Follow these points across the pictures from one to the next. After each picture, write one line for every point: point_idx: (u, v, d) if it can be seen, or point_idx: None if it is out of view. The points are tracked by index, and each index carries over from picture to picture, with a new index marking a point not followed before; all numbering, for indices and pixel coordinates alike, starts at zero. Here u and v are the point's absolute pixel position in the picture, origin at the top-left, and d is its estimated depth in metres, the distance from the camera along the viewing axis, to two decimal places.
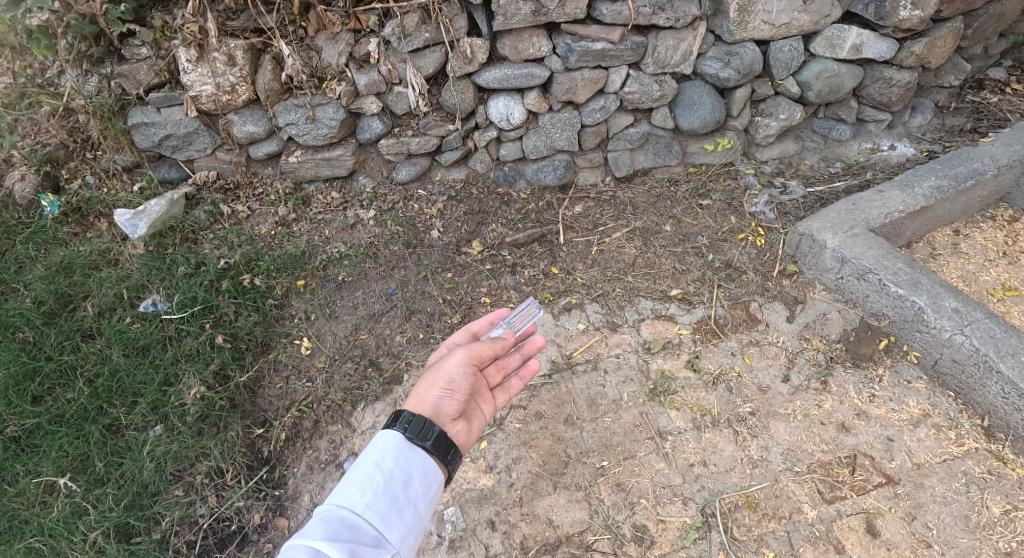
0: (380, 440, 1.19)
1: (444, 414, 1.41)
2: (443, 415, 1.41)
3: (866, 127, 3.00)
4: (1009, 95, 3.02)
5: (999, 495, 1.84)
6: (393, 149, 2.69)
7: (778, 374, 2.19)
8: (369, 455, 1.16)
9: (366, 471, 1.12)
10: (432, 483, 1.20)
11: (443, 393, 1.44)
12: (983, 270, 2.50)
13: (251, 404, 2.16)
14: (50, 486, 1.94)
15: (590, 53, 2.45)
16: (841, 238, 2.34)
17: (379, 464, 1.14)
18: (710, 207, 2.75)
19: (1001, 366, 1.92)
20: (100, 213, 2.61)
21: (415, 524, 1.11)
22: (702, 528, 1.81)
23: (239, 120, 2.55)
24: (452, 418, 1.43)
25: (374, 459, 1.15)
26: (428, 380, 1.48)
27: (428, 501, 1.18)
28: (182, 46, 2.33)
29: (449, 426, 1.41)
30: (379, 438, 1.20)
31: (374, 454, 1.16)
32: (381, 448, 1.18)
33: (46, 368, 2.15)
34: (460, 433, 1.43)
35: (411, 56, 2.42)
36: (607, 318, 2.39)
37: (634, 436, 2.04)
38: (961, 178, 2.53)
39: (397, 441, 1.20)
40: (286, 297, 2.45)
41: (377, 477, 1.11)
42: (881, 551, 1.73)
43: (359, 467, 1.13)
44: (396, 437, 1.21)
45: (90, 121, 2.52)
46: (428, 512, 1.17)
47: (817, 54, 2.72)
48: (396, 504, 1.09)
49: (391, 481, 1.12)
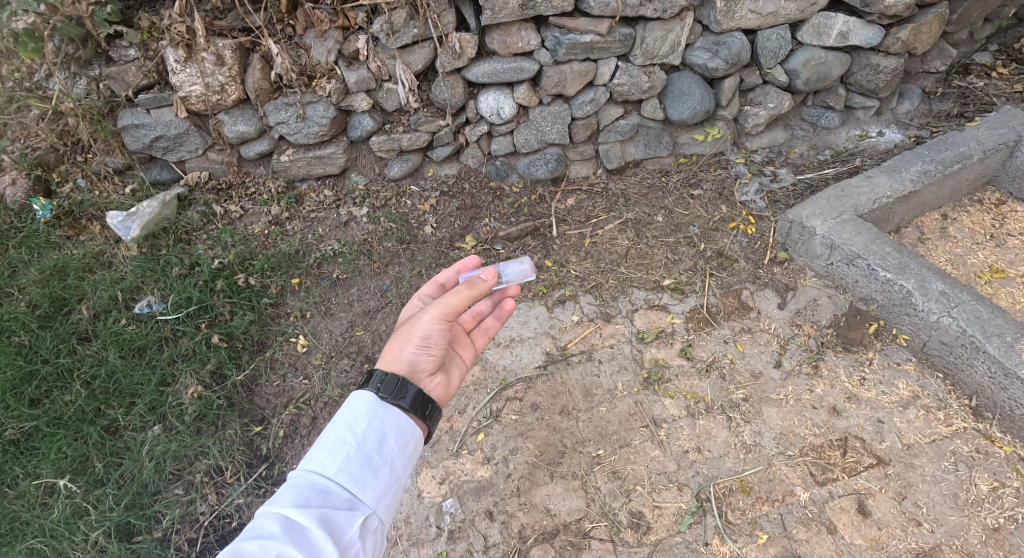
0: (354, 401, 1.21)
1: (421, 370, 1.47)
2: (421, 371, 1.47)
3: (854, 114, 3.01)
4: (995, 79, 3.06)
5: (987, 473, 1.88)
6: (385, 145, 2.70)
7: (770, 360, 2.21)
8: (343, 417, 1.18)
9: (338, 433, 1.14)
10: (409, 440, 1.23)
11: (418, 350, 1.48)
12: (971, 253, 2.53)
13: (249, 402, 2.18)
14: (50, 487, 1.95)
15: (579, 45, 2.45)
16: (830, 224, 2.37)
17: (352, 426, 1.16)
18: (701, 197, 2.78)
19: (987, 346, 1.96)
20: (92, 215, 2.62)
21: (392, 482, 1.15)
22: (697, 513, 1.84)
23: (229, 120, 2.55)
24: (429, 372, 1.50)
25: (346, 421, 1.17)
26: (405, 335, 1.50)
27: (405, 459, 1.21)
28: (170, 47, 2.32)
29: (427, 381, 1.48)
30: (353, 399, 1.22)
31: (347, 416, 1.18)
32: (355, 409, 1.19)
33: (43, 371, 2.15)
34: (437, 387, 1.51)
35: (400, 52, 2.43)
36: (601, 309, 2.41)
37: (628, 425, 2.06)
38: (948, 162, 2.55)
39: (371, 401, 1.22)
40: (281, 296, 2.46)
41: (348, 440, 1.13)
42: (872, 530, 1.77)
43: (331, 430, 1.15)
44: (370, 398, 1.23)
45: (80, 123, 2.52)
46: (406, 469, 1.20)
47: (804, 42, 2.73)
48: (368, 466, 1.12)
49: (365, 444, 1.14)
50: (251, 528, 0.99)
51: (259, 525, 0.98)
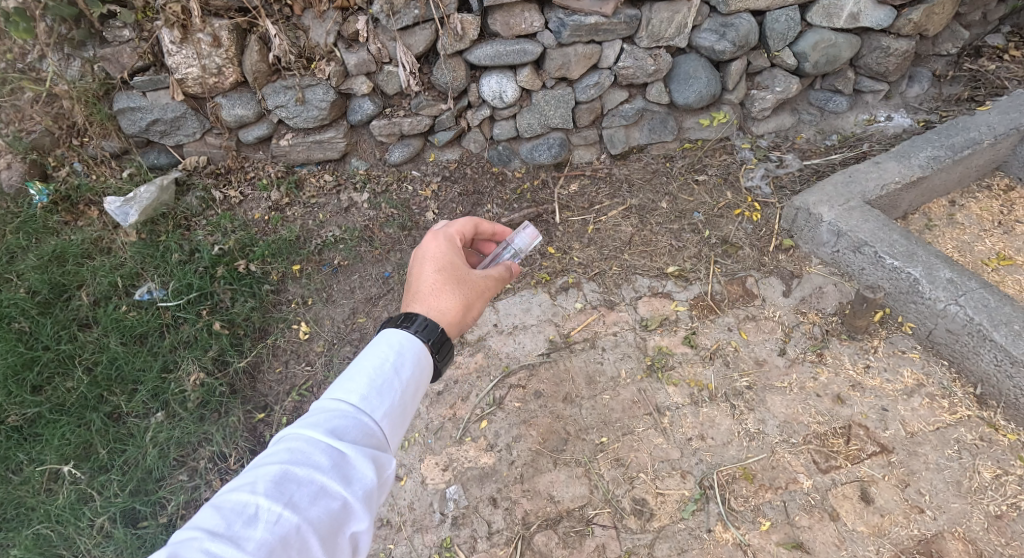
0: (396, 341, 1.13)
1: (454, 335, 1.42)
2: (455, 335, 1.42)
3: (863, 98, 2.96)
4: (1007, 62, 2.99)
5: (990, 461, 1.88)
6: (385, 130, 2.66)
7: (774, 348, 2.20)
8: (384, 353, 1.10)
9: (381, 371, 1.06)
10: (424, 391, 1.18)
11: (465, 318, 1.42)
12: (978, 240, 2.51)
13: (251, 389, 2.17)
14: (55, 473, 1.95)
15: (583, 27, 2.40)
16: (837, 211, 2.34)
17: (394, 366, 1.09)
18: (706, 183, 2.75)
19: (994, 334, 1.95)
20: (90, 201, 2.58)
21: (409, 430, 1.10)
22: (700, 500, 1.84)
23: (227, 104, 2.51)
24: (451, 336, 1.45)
25: (389, 360, 1.09)
26: (455, 281, 1.43)
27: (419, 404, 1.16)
28: (165, 27, 2.27)
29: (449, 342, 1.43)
30: (394, 339, 1.13)
31: (388, 355, 1.10)
32: (397, 350, 1.12)
33: (44, 357, 2.14)
34: None
35: (400, 33, 2.38)
36: (604, 296, 2.40)
37: (631, 413, 2.06)
38: (958, 148, 2.52)
39: (411, 346, 1.15)
40: (282, 283, 2.44)
41: (391, 381, 1.06)
42: (875, 517, 1.77)
43: (374, 365, 1.07)
44: (411, 342, 1.15)
45: (75, 106, 2.47)
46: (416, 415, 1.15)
47: (813, 24, 2.67)
48: (403, 412, 1.07)
49: (405, 388, 1.08)
50: (287, 449, 0.90)
51: (301, 449, 0.90)
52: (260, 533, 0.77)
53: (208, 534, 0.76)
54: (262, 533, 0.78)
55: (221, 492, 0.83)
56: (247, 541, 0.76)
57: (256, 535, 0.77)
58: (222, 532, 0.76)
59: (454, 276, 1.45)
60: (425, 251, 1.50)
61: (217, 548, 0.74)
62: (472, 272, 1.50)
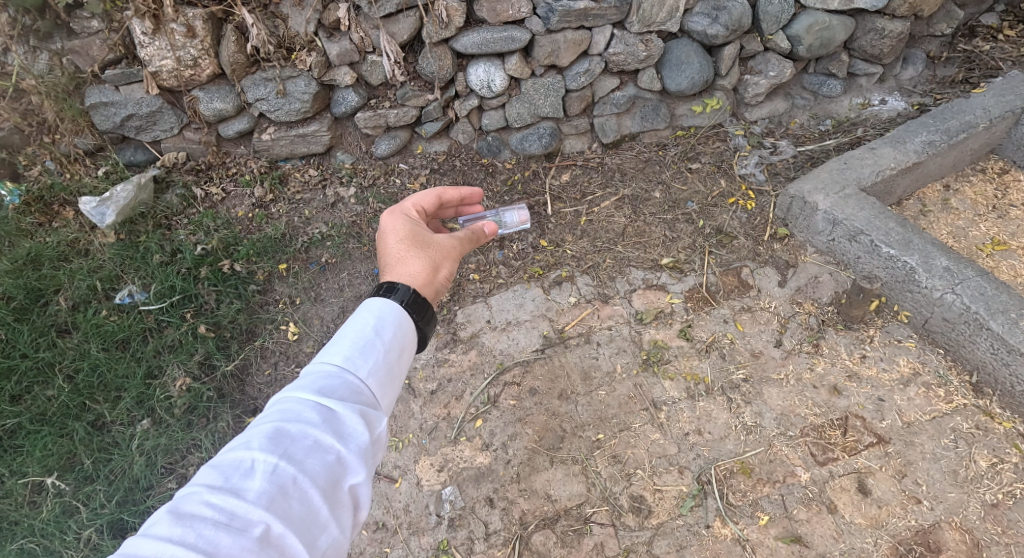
0: (378, 307, 1.12)
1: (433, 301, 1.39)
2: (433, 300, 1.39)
3: (857, 81, 2.92)
4: (1002, 42, 2.95)
5: (986, 449, 1.88)
6: (371, 121, 2.58)
7: (770, 339, 2.18)
8: (367, 318, 1.09)
9: (365, 334, 1.05)
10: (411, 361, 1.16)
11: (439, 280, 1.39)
12: (973, 225, 2.50)
13: (240, 392, 2.12)
14: (39, 485, 1.90)
15: (572, 12, 2.32)
16: (832, 199, 2.31)
17: (378, 329, 1.08)
18: (699, 171, 2.70)
19: (991, 323, 1.93)
20: (64, 201, 2.50)
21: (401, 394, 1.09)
22: (698, 495, 1.83)
23: (205, 97, 2.42)
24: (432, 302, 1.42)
25: (373, 324, 1.08)
26: (421, 247, 1.41)
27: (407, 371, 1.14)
28: (135, 18, 2.17)
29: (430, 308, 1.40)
30: (376, 305, 1.12)
31: (373, 319, 1.09)
32: (381, 314, 1.11)
33: (22, 366, 2.08)
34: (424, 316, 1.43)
35: (383, 21, 2.29)
36: (598, 290, 2.36)
37: (628, 408, 2.03)
38: (953, 132, 2.48)
39: (392, 312, 1.13)
40: (268, 282, 2.37)
41: (375, 344, 1.05)
42: (872, 509, 1.77)
43: (358, 329, 1.06)
44: (392, 308, 1.14)
45: (44, 102, 2.35)
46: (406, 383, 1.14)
47: (807, 6, 2.61)
48: (389, 371, 1.06)
49: (390, 349, 1.07)
50: (280, 409, 0.91)
51: (292, 407, 0.91)
52: (258, 484, 0.79)
53: (210, 488, 0.78)
54: (260, 483, 0.79)
55: (218, 452, 0.85)
56: (246, 492, 0.78)
57: (254, 485, 0.79)
58: (222, 484, 0.78)
59: (418, 243, 1.42)
60: (384, 227, 1.47)
61: (219, 499, 0.75)
62: (437, 236, 1.48)
